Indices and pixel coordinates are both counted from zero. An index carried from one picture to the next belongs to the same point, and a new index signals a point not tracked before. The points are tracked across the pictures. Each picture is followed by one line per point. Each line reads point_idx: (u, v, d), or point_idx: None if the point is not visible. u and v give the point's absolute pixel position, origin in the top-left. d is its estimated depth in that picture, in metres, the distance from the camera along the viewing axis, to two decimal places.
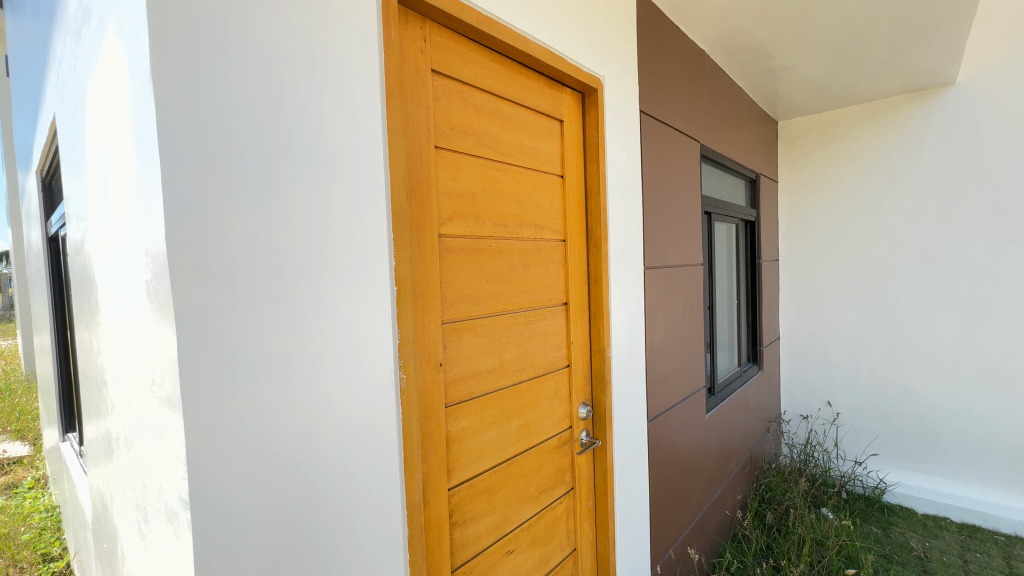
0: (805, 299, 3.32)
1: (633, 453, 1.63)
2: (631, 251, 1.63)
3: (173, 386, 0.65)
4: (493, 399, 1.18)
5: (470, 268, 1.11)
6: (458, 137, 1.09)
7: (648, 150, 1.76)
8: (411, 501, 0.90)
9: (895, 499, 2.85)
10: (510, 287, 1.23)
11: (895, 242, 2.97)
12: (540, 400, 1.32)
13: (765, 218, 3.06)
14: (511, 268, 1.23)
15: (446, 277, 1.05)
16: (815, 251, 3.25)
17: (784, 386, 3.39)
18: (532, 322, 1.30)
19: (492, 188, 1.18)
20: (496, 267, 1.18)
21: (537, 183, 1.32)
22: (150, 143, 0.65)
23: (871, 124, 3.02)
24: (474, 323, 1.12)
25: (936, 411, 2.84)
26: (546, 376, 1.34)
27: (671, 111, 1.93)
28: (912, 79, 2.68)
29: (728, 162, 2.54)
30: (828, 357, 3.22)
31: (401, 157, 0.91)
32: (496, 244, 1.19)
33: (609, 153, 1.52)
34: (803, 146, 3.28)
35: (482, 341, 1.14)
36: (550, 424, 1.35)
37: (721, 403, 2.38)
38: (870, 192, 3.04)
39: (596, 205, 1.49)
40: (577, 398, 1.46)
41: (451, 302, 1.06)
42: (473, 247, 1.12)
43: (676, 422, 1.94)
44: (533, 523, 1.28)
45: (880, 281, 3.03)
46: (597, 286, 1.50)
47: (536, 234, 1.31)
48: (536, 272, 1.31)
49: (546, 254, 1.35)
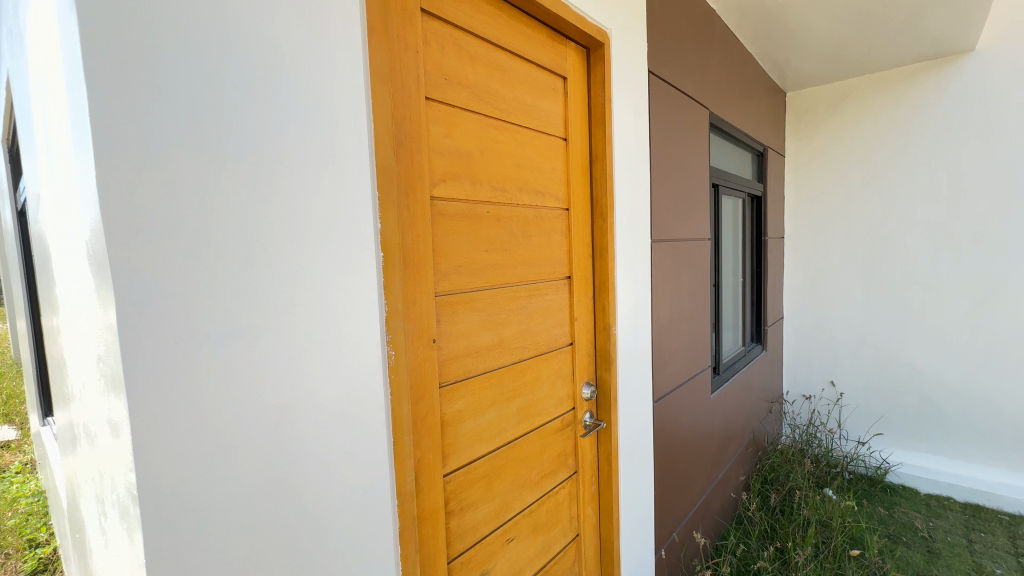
0: (810, 277, 3.23)
1: (638, 435, 1.55)
2: (637, 222, 1.53)
3: (115, 363, 0.55)
4: (492, 378, 1.09)
5: (466, 236, 1.01)
6: (452, 89, 0.97)
7: (656, 115, 1.65)
8: (402, 490, 0.82)
9: (898, 480, 2.83)
10: (509, 258, 1.13)
11: (904, 218, 2.87)
12: (541, 380, 1.23)
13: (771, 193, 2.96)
14: (509, 236, 1.13)
15: (437, 244, 0.94)
16: (821, 228, 3.16)
17: (786, 366, 3.33)
18: (533, 297, 1.20)
19: (490, 148, 1.07)
20: (494, 236, 1.08)
21: (538, 145, 1.21)
22: (73, 63, 0.53)
23: (883, 94, 2.89)
24: (470, 297, 1.02)
25: (941, 391, 2.79)
26: (547, 354, 1.25)
27: (680, 75, 1.81)
28: (929, 45, 2.55)
29: (736, 132, 2.42)
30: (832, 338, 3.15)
31: (386, 105, 0.80)
32: (492, 211, 1.08)
33: (614, 116, 1.40)
34: (812, 118, 3.15)
35: (480, 316, 1.05)
36: (551, 405, 1.27)
37: (726, 385, 2.32)
38: (879, 166, 2.93)
39: (601, 169, 1.37)
40: (580, 377, 1.37)
41: (444, 273, 0.96)
42: (467, 212, 1.01)
43: (680, 403, 1.86)
44: (534, 509, 1.20)
45: (888, 259, 2.94)
46: (601, 258, 1.40)
47: (535, 201, 1.20)
48: (537, 243, 1.21)
49: (547, 222, 1.24)
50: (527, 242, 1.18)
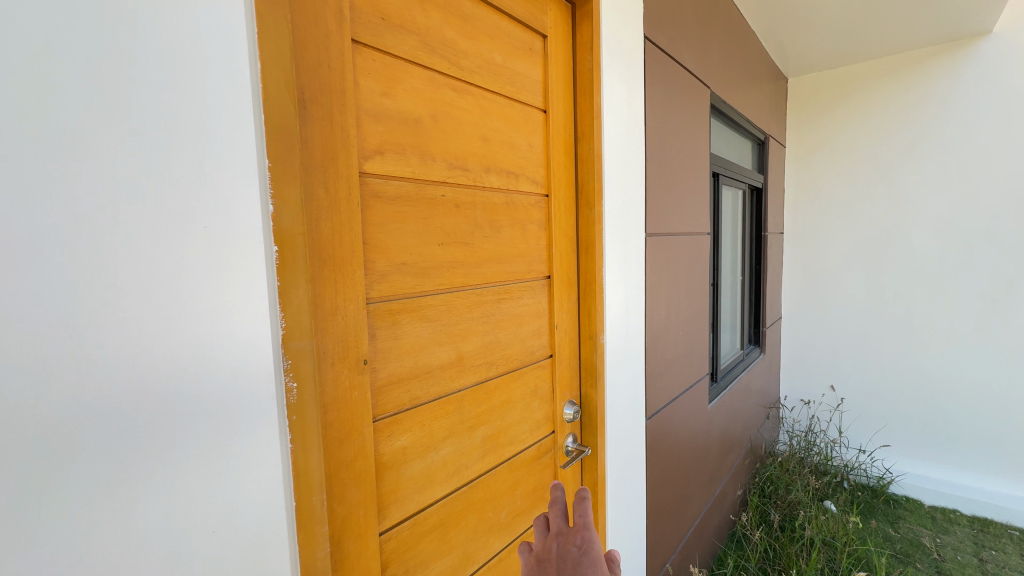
0: (810, 275, 3.05)
1: (629, 459, 1.35)
2: (630, 213, 1.32)
3: None
4: (450, 404, 0.87)
5: (412, 226, 0.79)
6: (393, 34, 0.75)
7: (653, 89, 1.43)
8: (311, 570, 0.60)
9: (901, 491, 2.68)
10: (472, 254, 0.91)
11: (912, 213, 2.70)
12: (513, 402, 1.02)
13: (772, 185, 2.77)
14: (472, 228, 0.91)
15: (371, 236, 0.72)
16: (823, 223, 2.98)
17: (783, 369, 3.16)
18: (504, 301, 0.99)
19: (447, 115, 0.85)
20: (451, 228, 0.86)
21: (511, 116, 0.99)
22: None
23: (891, 81, 2.71)
24: (418, 303, 0.80)
25: (948, 397, 2.63)
26: (521, 371, 1.04)
27: (679, 46, 1.60)
28: (945, 27, 2.36)
29: (737, 117, 2.22)
30: (832, 339, 2.98)
31: (288, 39, 0.57)
32: (449, 195, 0.86)
33: (604, 86, 1.18)
34: (815, 106, 2.96)
35: (432, 328, 0.83)
36: (526, 430, 1.06)
37: (724, 393, 2.12)
38: (886, 158, 2.75)
39: (588, 150, 1.16)
40: (562, 395, 1.16)
41: (381, 274, 0.74)
42: (413, 196, 0.79)
43: (676, 417, 1.67)
44: (502, 559, 1.00)
45: (893, 257, 2.76)
46: (588, 255, 1.18)
47: (505, 185, 0.98)
48: (508, 236, 0.99)
49: (521, 212, 1.03)
50: (494, 235, 0.96)
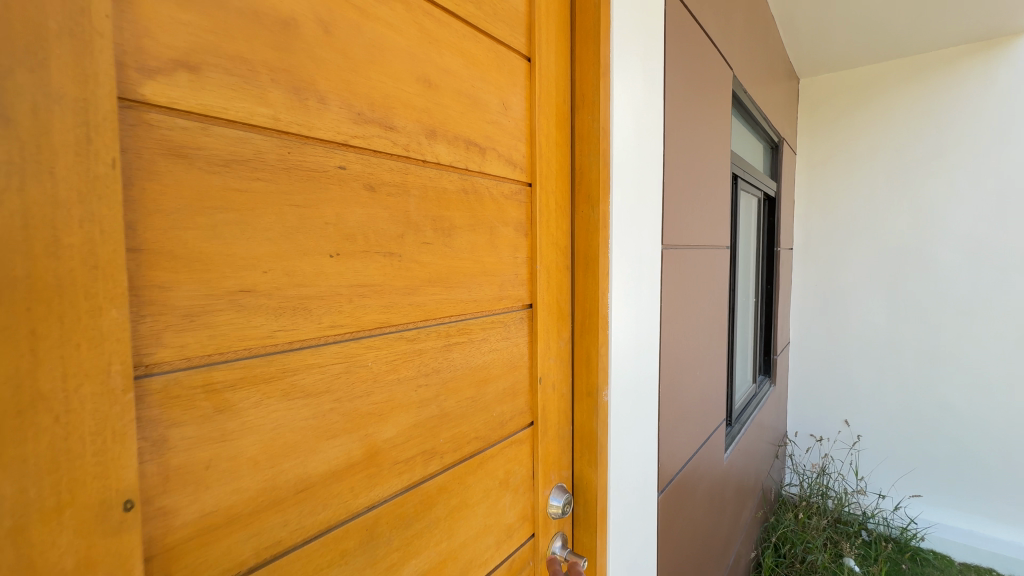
0: (822, 296, 2.73)
1: (635, 557, 0.98)
2: (643, 216, 0.96)
3: None
4: (351, 540, 0.49)
5: (272, 221, 0.41)
6: None
7: (672, 53, 1.08)
8: None
9: (928, 545, 2.37)
10: (401, 273, 0.54)
11: (939, 230, 2.40)
12: (470, 507, 0.64)
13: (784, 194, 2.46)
14: (399, 230, 0.53)
15: (159, 239, 0.35)
16: (836, 239, 2.67)
17: (791, 400, 2.83)
18: (456, 349, 0.62)
19: (357, 28, 0.48)
20: (355, 227, 0.48)
21: (473, 55, 0.63)
22: None
23: (917, 82, 2.42)
24: (282, 367, 0.43)
25: (979, 439, 2.32)
26: (485, 455, 0.67)
27: (702, 8, 1.26)
28: (984, 21, 2.08)
29: (757, 112, 1.90)
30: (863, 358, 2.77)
31: None
32: (353, 169, 0.48)
33: (615, 34, 0.83)
34: (830, 109, 2.67)
35: (311, 409, 0.45)
36: (490, 546, 0.68)
37: (739, 438, 1.76)
38: (910, 168, 2.46)
39: (592, 123, 0.80)
40: (546, 481, 0.79)
41: (188, 317, 0.36)
42: (272, 164, 0.41)
43: (691, 481, 1.31)
44: None
45: (916, 278, 2.46)
46: (589, 274, 0.81)
47: (459, 163, 0.61)
48: (463, 247, 0.62)
49: (486, 207, 0.66)
50: (438, 243, 0.58)
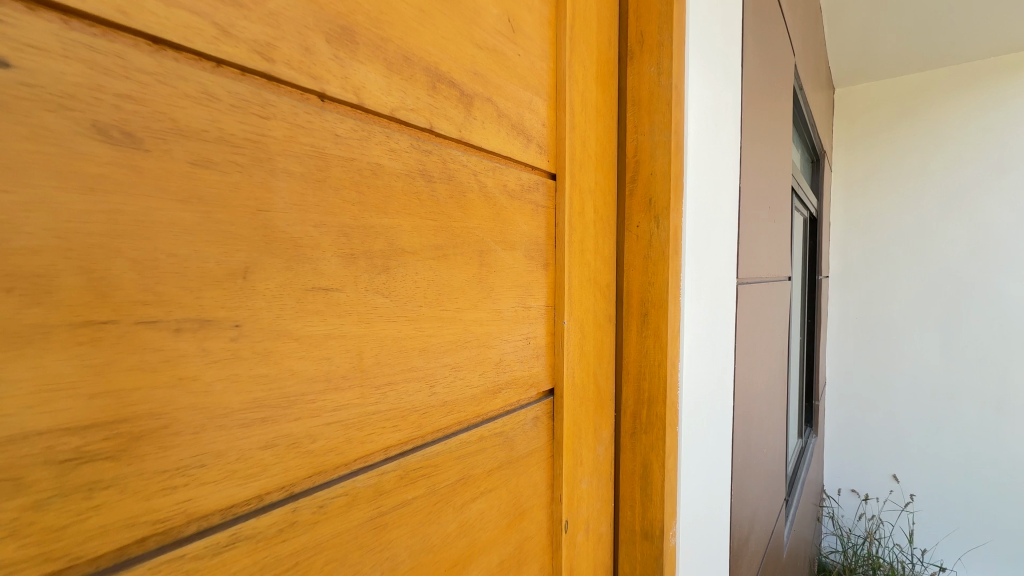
0: (865, 332, 2.39)
1: None
2: (719, 236, 0.62)
3: None
4: None
5: None
6: None
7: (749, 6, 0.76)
8: None
9: None
10: (247, 375, 0.20)
11: (1002, 258, 2.09)
12: None
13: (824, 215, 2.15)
14: (228, 257, 0.20)
15: None
16: (881, 267, 2.34)
17: (828, 451, 2.47)
18: (406, 517, 0.28)
19: None
20: (40, 254, 0.15)
21: None
22: None
23: (970, 92, 2.16)
24: None
25: None
26: None
27: None
28: None
29: (808, 116, 1.59)
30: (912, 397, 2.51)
31: None
32: (39, 72, 0.15)
33: None
34: (870, 121, 2.38)
35: None
36: None
37: (796, 514, 1.42)
38: (964, 188, 2.17)
39: (654, 78, 0.47)
40: None
41: None
42: None
43: None
44: None
45: (976, 312, 2.14)
46: (651, 330, 0.48)
47: (411, 112, 0.28)
48: (419, 292, 0.29)
49: (470, 211, 0.33)
50: (350, 289, 0.25)
